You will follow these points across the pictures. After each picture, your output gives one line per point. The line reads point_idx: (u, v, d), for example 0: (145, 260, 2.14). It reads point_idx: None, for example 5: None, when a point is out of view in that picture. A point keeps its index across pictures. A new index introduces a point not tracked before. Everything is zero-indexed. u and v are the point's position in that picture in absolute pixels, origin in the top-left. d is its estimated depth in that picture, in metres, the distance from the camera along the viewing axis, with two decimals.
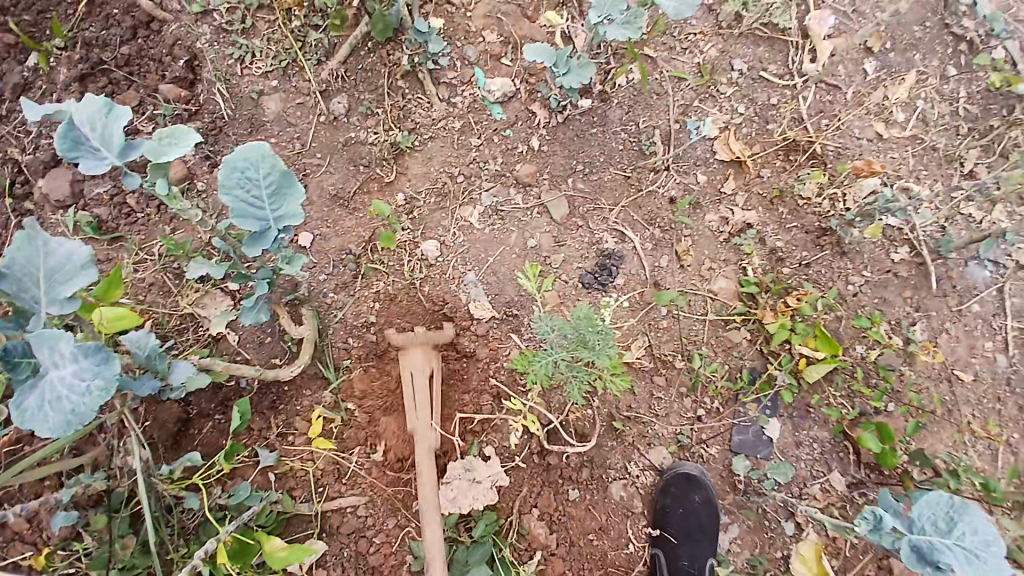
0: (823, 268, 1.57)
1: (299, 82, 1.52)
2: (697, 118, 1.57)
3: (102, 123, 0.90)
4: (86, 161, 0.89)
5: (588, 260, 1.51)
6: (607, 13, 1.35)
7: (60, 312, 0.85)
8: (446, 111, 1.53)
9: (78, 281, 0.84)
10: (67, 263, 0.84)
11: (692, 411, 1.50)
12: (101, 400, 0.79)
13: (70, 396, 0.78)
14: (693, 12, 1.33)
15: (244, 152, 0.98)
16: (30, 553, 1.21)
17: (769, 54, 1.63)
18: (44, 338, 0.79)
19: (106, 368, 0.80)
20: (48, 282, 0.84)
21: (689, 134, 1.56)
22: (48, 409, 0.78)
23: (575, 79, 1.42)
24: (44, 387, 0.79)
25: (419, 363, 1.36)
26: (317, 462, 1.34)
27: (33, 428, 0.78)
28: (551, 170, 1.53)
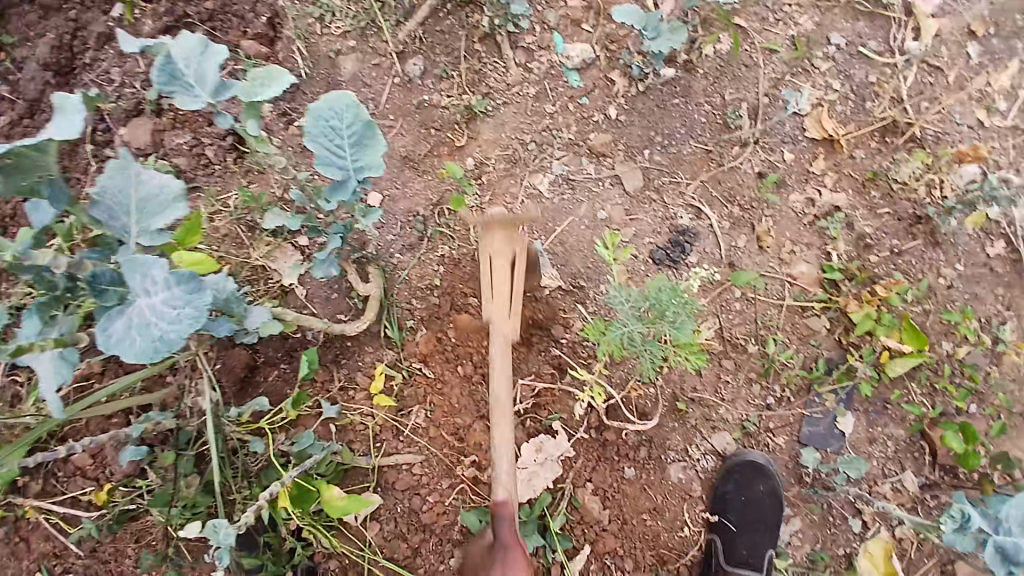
0: (914, 258, 1.47)
1: (378, 42, 1.51)
2: (790, 90, 1.49)
3: (198, 59, 0.92)
4: (182, 97, 0.91)
5: (660, 236, 1.46)
6: None
7: (149, 243, 0.90)
8: (522, 76, 1.50)
9: (168, 214, 0.89)
10: (158, 196, 0.89)
11: (758, 398, 1.44)
12: (189, 328, 0.82)
13: (157, 324, 0.82)
14: None
15: (330, 100, 0.97)
16: (91, 489, 1.28)
17: (869, 30, 1.53)
18: (137, 265, 0.83)
19: (197, 298, 0.83)
20: (139, 213, 0.89)
21: (783, 107, 1.48)
22: (136, 335, 0.83)
23: (663, 45, 1.37)
24: (135, 312, 0.83)
25: (499, 244, 1.28)
26: (376, 417, 1.36)
27: (122, 352, 0.83)
28: (627, 141, 1.48)
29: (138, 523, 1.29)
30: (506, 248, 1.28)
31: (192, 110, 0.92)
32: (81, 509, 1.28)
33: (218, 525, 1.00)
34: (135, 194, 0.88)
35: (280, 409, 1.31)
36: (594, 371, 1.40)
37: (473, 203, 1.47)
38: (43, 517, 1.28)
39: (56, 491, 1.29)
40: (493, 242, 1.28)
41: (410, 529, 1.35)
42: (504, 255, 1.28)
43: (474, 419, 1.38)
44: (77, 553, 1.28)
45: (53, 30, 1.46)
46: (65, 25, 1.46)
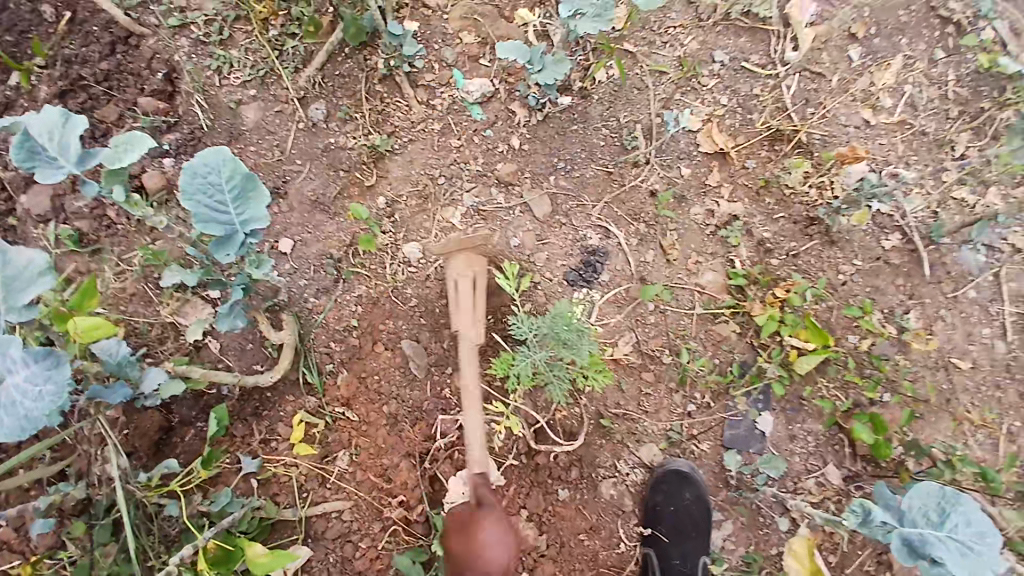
0: (812, 258, 1.55)
1: (279, 89, 1.52)
2: (672, 111, 1.56)
3: (59, 132, 0.92)
4: (43, 170, 0.91)
5: (571, 258, 1.50)
6: (578, 8, 1.36)
7: (20, 320, 0.89)
8: (425, 113, 1.53)
9: (36, 287, 0.88)
10: (25, 270, 0.88)
11: (683, 407, 1.47)
12: (51, 405, 0.82)
13: (23, 401, 0.82)
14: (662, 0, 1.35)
15: (204, 157, 0.98)
16: (18, 562, 1.21)
17: (751, 45, 1.62)
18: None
19: (58, 373, 0.84)
20: (9, 289, 0.88)
21: (665, 125, 1.55)
22: (1, 412, 0.82)
23: (549, 76, 1.44)
24: (0, 391, 0.83)
25: (459, 274, 1.38)
26: (301, 465, 1.34)
27: None
28: (531, 168, 1.52)
29: None
30: (467, 270, 1.38)
31: (56, 182, 0.92)
32: None
33: None
34: (1, 271, 0.88)
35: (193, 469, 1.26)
36: (515, 404, 1.42)
37: (381, 241, 1.47)
38: None
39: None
40: (454, 268, 1.39)
41: None
42: (465, 278, 1.38)
43: (400, 458, 1.36)
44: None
45: None
46: None
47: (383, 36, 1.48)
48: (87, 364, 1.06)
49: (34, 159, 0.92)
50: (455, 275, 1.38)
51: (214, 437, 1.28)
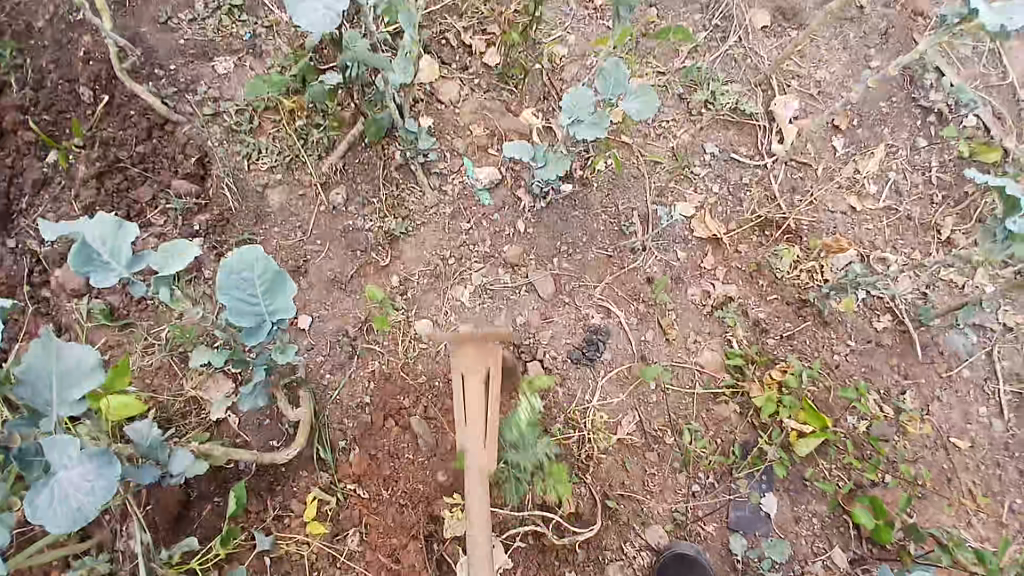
0: (807, 338, 1.61)
1: (302, 174, 1.63)
2: (664, 208, 1.65)
3: (112, 239, 0.99)
4: (97, 275, 0.97)
5: (576, 336, 1.56)
6: (576, 115, 1.47)
7: (70, 415, 0.88)
8: (437, 198, 1.63)
9: (88, 385, 0.87)
10: (76, 367, 0.87)
11: (686, 486, 1.50)
12: (105, 500, 0.84)
13: (77, 495, 0.83)
14: (653, 112, 1.48)
15: (244, 254, 1.05)
16: None
17: (738, 137, 1.75)
18: (53, 441, 0.83)
19: (110, 470, 0.85)
20: (60, 386, 0.87)
21: (660, 220, 1.64)
22: (56, 506, 0.82)
23: (552, 172, 1.56)
24: (53, 485, 0.83)
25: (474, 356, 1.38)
26: (312, 543, 1.36)
27: (43, 525, 0.82)
28: (538, 251, 1.61)
29: None
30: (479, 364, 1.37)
31: (106, 285, 0.98)
32: None
33: None
34: (55, 367, 0.87)
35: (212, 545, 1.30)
36: (529, 492, 1.43)
37: (395, 320, 1.54)
38: None
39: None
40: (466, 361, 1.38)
41: None
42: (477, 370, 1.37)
43: (409, 539, 1.37)
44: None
45: None
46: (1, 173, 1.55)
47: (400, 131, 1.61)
48: (120, 447, 1.07)
49: (87, 264, 0.98)
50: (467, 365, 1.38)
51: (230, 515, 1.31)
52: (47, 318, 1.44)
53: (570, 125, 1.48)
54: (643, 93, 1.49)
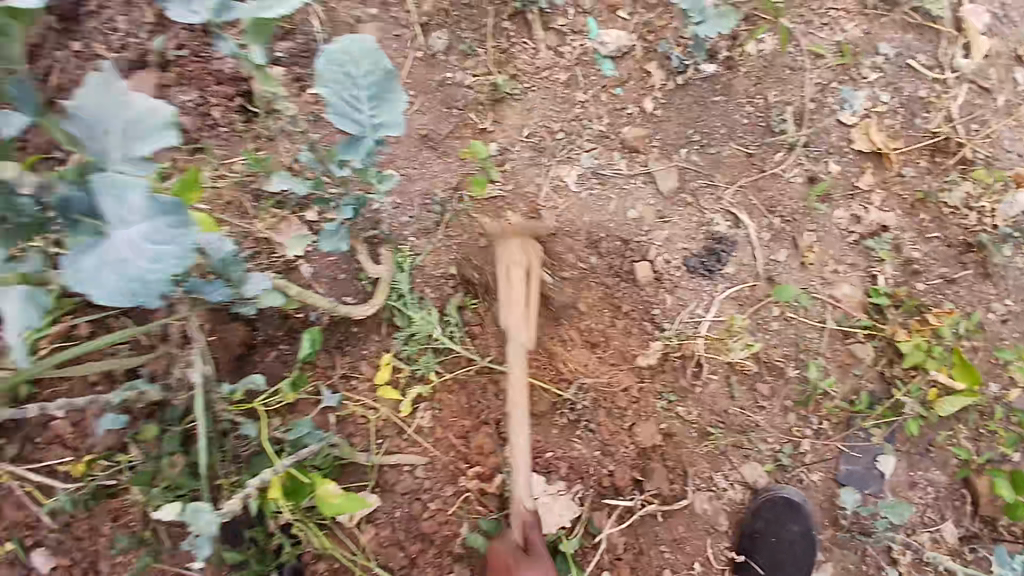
0: (964, 288, 1.37)
1: (399, 13, 1.36)
2: (849, 88, 1.40)
3: (242, 12, 1.03)
4: None
5: (695, 242, 1.34)
6: None
7: (131, 174, 0.76)
8: (552, 61, 1.38)
9: (154, 141, 0.75)
10: (145, 119, 0.75)
11: (796, 428, 1.30)
12: (170, 269, 0.73)
13: (136, 261, 0.73)
14: None
15: (351, 43, 0.86)
16: (68, 459, 1.15)
17: (919, 43, 1.43)
18: (120, 190, 0.73)
19: (183, 235, 0.73)
20: (122, 137, 0.75)
21: (839, 107, 1.39)
22: (107, 269, 0.73)
23: (709, 32, 1.30)
24: (108, 247, 0.74)
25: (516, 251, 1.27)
26: (380, 410, 1.22)
27: (91, 291, 0.73)
28: (663, 138, 1.36)
29: (115, 502, 1.16)
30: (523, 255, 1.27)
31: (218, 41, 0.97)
32: (55, 479, 1.14)
33: (198, 508, 0.99)
34: (121, 114, 0.75)
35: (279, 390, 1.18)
36: (620, 402, 1.27)
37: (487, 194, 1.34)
38: None
39: (33, 458, 1.15)
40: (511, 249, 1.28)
41: (408, 538, 1.22)
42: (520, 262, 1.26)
43: (478, 424, 1.25)
44: (47, 528, 1.15)
45: None
46: None
47: None
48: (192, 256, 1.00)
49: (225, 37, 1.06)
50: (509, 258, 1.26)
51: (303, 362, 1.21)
52: None
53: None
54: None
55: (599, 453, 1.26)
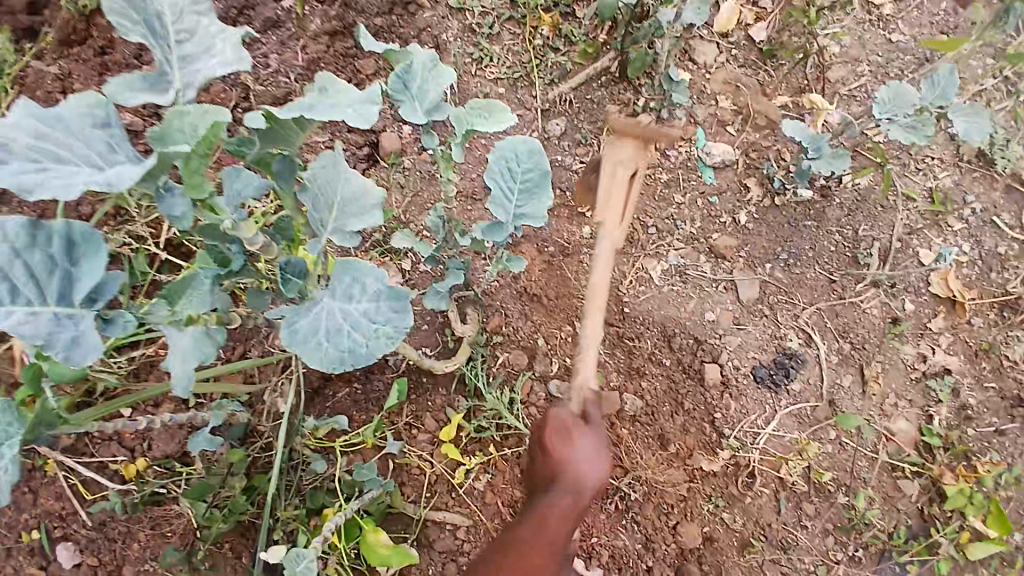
0: (1011, 440, 1.40)
1: (525, 95, 1.52)
2: (946, 246, 1.47)
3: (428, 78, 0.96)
4: (405, 108, 0.94)
5: (765, 353, 1.40)
6: (891, 114, 1.29)
7: (339, 243, 0.85)
8: (658, 161, 1.49)
9: (365, 220, 0.85)
10: (361, 199, 0.85)
11: (832, 551, 1.33)
12: (380, 348, 0.79)
13: (349, 333, 0.78)
14: (982, 136, 1.27)
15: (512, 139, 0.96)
16: (121, 459, 1.24)
17: (1004, 202, 1.50)
18: (352, 270, 0.81)
19: (397, 318, 0.80)
20: (339, 212, 0.84)
21: (937, 258, 1.45)
22: (322, 337, 0.78)
23: (823, 169, 1.36)
24: (320, 311, 0.80)
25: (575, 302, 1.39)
26: (436, 464, 1.29)
27: (303, 353, 0.78)
28: (749, 250, 1.45)
29: (160, 510, 1.23)
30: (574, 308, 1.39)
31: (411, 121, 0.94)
32: (105, 477, 1.23)
33: (301, 552, 0.99)
34: (342, 188, 0.84)
35: (357, 433, 1.25)
36: (669, 501, 1.32)
37: (575, 280, 1.41)
38: (48, 482, 1.23)
39: (84, 451, 1.24)
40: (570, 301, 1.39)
41: None
42: (575, 312, 1.38)
43: (529, 496, 1.28)
44: (79, 524, 1.22)
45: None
46: (234, 0, 1.46)
47: (659, 75, 1.44)
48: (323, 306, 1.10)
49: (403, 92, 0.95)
50: (569, 307, 1.38)
51: (382, 408, 1.28)
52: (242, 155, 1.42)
53: (881, 118, 1.30)
54: (973, 110, 1.29)
55: (642, 548, 1.30)
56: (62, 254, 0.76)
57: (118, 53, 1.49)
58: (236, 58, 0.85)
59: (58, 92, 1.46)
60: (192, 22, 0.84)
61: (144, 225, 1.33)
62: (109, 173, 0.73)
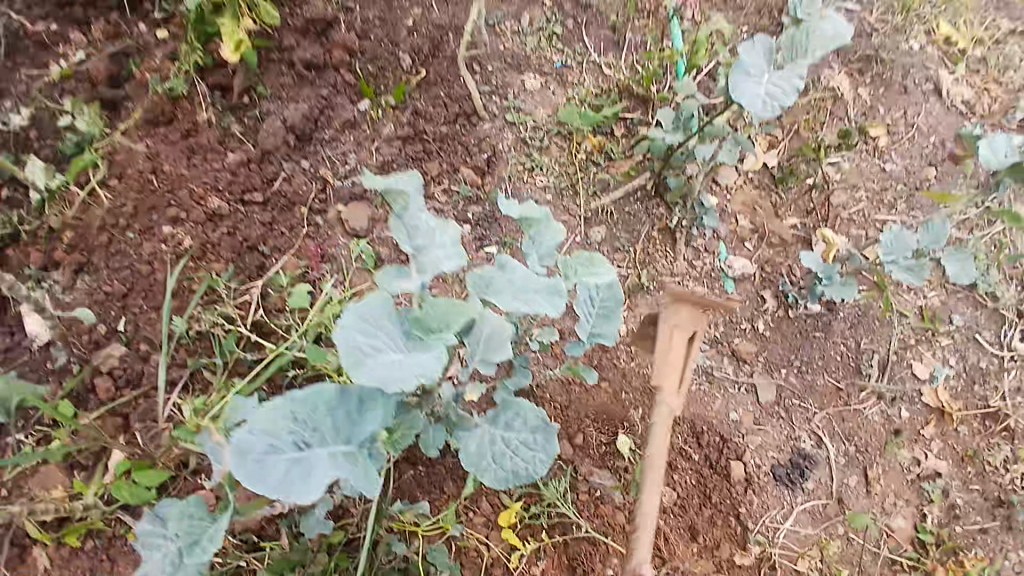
0: (991, 537, 1.57)
1: (571, 203, 1.68)
2: (939, 365, 1.65)
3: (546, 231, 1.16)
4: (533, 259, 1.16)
5: (783, 453, 1.55)
6: (894, 257, 1.50)
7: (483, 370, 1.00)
8: (685, 271, 1.67)
9: (501, 348, 0.97)
10: (498, 332, 0.98)
11: None
12: (539, 469, 1.00)
13: (512, 457, 1.00)
14: (970, 279, 1.61)
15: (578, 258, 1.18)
16: None
17: (986, 321, 1.68)
18: (511, 407, 1.03)
19: (547, 444, 1.01)
20: (484, 346, 0.98)
21: (930, 378, 1.63)
22: (490, 461, 1.01)
23: (837, 294, 1.59)
24: (483, 438, 1.02)
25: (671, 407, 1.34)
26: (492, 547, 1.38)
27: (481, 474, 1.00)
28: (769, 355, 1.61)
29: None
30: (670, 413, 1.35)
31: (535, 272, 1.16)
32: None
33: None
34: (485, 325, 0.98)
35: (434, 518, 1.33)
36: None
37: (613, 376, 1.52)
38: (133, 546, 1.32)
39: None
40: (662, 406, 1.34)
41: None
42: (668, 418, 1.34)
43: None
44: None
45: (304, 99, 1.59)
46: (316, 101, 1.60)
47: (691, 201, 1.67)
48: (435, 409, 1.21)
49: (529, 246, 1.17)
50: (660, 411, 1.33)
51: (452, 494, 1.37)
52: (314, 243, 1.53)
53: (886, 262, 1.51)
54: (960, 256, 1.50)
55: None
56: (353, 407, 0.90)
57: (203, 137, 1.52)
58: (456, 253, 0.99)
59: (148, 172, 1.47)
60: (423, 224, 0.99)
61: (232, 307, 1.45)
62: (413, 357, 0.89)
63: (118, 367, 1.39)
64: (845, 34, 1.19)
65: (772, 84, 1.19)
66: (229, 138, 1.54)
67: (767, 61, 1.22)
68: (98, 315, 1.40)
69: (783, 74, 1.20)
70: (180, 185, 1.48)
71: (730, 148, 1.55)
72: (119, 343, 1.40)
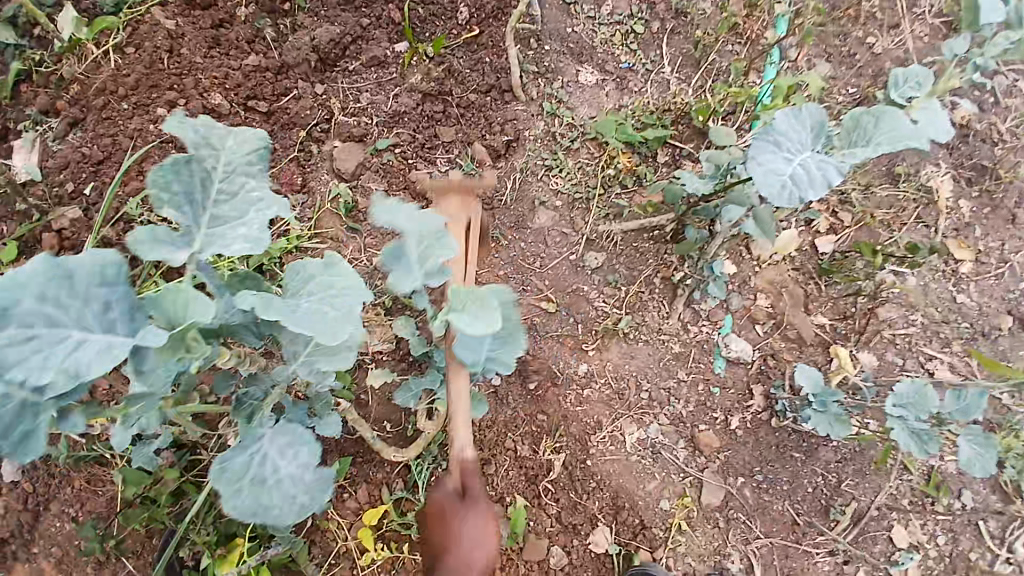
0: None
1: (578, 218, 1.52)
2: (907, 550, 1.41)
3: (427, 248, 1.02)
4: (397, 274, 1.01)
5: (702, 565, 1.39)
6: (905, 411, 1.29)
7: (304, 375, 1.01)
8: (676, 331, 1.47)
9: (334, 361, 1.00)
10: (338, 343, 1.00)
11: None
12: (291, 517, 0.92)
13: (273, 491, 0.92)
14: (985, 473, 1.29)
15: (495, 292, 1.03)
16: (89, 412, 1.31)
17: (995, 507, 1.42)
18: (298, 437, 0.97)
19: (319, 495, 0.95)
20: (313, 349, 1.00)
21: (892, 563, 1.41)
22: (245, 485, 0.92)
23: (829, 428, 1.36)
24: (255, 450, 0.95)
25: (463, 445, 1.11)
26: (352, 538, 1.29)
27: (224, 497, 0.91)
28: (733, 457, 1.42)
29: (99, 469, 1.28)
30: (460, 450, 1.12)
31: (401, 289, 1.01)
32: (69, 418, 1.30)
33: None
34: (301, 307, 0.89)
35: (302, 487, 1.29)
36: None
37: (546, 415, 1.42)
38: None
39: None
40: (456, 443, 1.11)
41: None
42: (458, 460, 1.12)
43: None
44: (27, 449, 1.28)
45: (341, 24, 1.51)
46: (353, 28, 1.51)
47: (702, 262, 1.46)
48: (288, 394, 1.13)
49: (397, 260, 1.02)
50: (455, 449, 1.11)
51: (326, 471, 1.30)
52: (299, 171, 1.47)
53: (893, 413, 1.30)
54: (984, 441, 1.30)
55: None
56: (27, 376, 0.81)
57: (231, 32, 1.49)
58: (256, 238, 0.94)
59: (165, 50, 1.44)
60: (238, 183, 0.95)
61: None
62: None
63: (69, 229, 1.39)
64: (917, 141, 1.02)
65: (803, 167, 1.02)
66: (258, 41, 1.50)
67: (814, 141, 1.05)
68: (69, 174, 1.41)
69: (824, 159, 1.04)
70: (190, 72, 1.45)
71: (759, 223, 1.28)
72: (77, 208, 1.40)
